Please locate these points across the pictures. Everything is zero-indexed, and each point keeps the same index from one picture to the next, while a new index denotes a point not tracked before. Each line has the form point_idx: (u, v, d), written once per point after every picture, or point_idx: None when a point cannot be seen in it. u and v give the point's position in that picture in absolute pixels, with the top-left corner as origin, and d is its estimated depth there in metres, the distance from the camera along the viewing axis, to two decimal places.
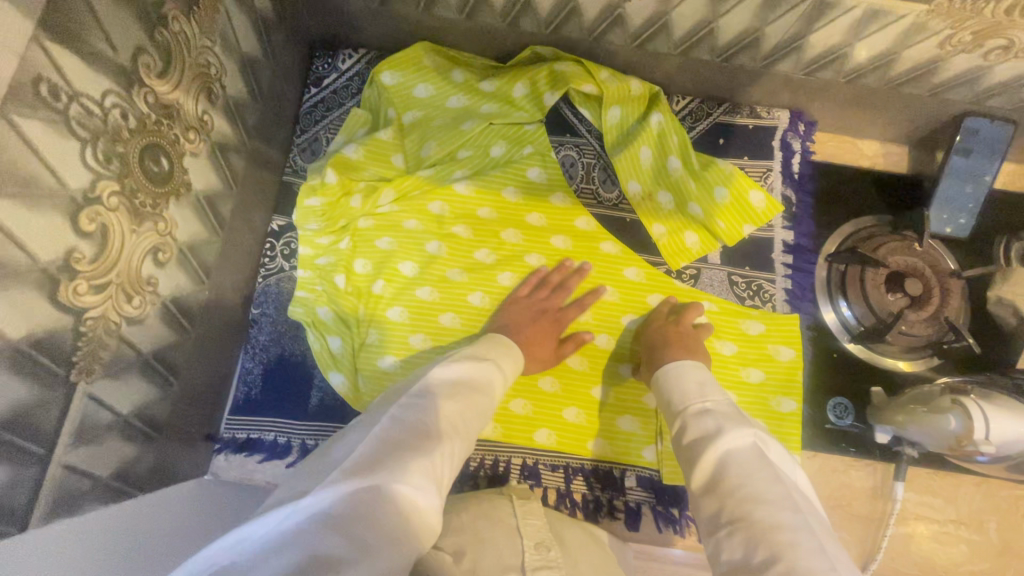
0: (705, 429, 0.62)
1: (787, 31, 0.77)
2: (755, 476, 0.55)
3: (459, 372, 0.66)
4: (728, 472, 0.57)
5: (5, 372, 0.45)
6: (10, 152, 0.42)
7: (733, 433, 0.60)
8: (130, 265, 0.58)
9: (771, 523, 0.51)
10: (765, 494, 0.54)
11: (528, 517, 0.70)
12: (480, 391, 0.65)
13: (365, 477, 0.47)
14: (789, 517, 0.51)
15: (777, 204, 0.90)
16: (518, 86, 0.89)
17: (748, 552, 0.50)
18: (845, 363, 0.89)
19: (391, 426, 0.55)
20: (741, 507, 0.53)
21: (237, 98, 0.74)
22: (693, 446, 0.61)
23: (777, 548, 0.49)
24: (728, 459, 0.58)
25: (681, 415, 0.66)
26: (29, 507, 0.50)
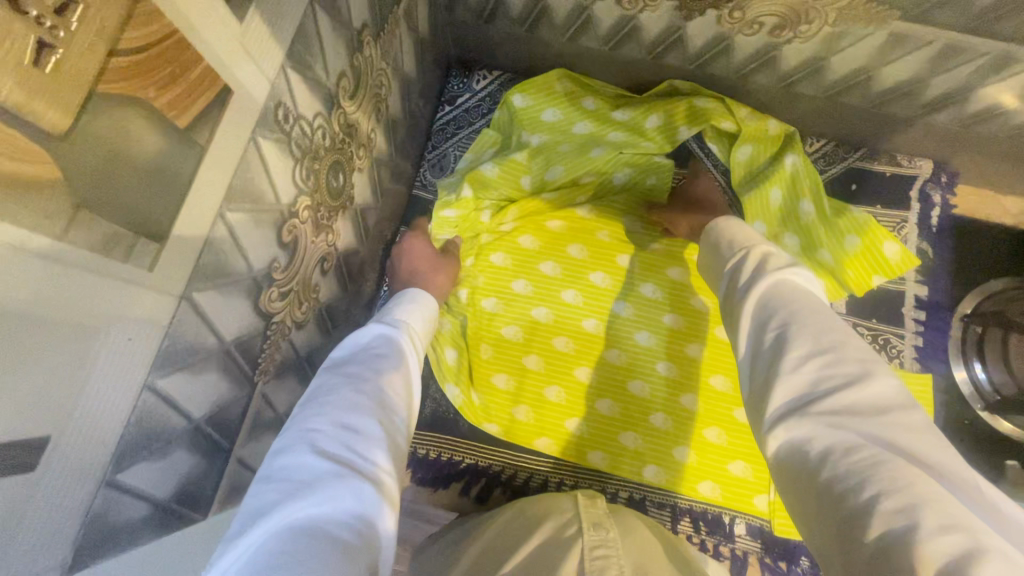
0: (758, 267, 0.54)
1: (957, 81, 0.74)
2: (809, 299, 0.49)
3: (366, 341, 0.56)
4: (779, 294, 0.50)
5: (218, 372, 0.49)
6: (254, 171, 0.45)
7: (792, 268, 0.52)
8: (307, 271, 0.61)
9: (824, 325, 0.45)
10: (809, 316, 0.46)
11: (587, 506, 0.65)
12: (387, 354, 0.55)
13: (298, 503, 0.37)
14: (844, 329, 0.46)
15: (913, 258, 0.86)
16: (652, 118, 0.88)
17: (790, 343, 0.45)
18: (978, 431, 0.84)
19: (325, 417, 0.44)
20: (793, 314, 0.47)
21: (394, 116, 0.77)
22: (749, 283, 0.53)
23: (829, 345, 0.43)
24: (781, 287, 0.50)
25: (737, 256, 0.58)
26: (212, 496, 0.53)
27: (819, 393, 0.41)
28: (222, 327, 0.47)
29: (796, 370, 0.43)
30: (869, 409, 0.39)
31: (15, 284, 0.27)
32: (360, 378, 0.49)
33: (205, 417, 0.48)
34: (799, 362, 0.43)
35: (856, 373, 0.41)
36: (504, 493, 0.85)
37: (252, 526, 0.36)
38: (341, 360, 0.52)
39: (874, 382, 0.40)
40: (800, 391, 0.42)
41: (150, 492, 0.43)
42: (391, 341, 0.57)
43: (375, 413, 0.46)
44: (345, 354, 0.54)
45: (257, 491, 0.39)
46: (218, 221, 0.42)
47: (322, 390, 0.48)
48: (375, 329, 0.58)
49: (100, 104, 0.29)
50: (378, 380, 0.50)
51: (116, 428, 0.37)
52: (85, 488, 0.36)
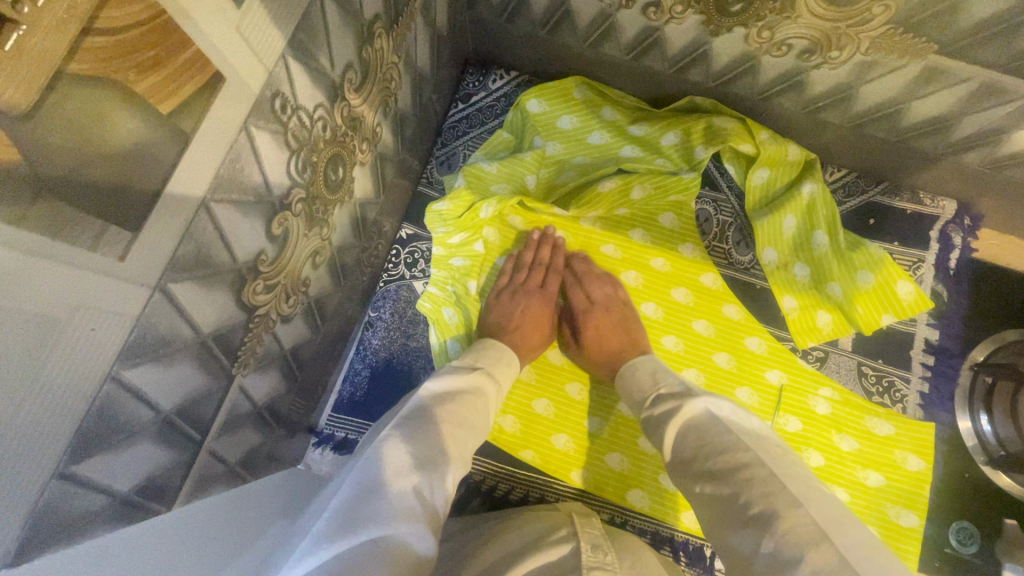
0: (668, 405, 0.61)
1: (990, 123, 0.71)
2: (709, 433, 0.55)
3: (455, 385, 0.61)
4: (687, 440, 0.56)
5: (192, 364, 0.47)
6: (244, 160, 0.43)
7: (691, 401, 0.59)
8: (297, 265, 0.59)
9: (732, 465, 0.50)
10: (721, 449, 0.52)
11: (584, 526, 0.66)
12: (472, 404, 0.60)
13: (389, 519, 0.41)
14: (748, 455, 0.50)
15: (927, 300, 0.83)
16: (670, 134, 0.87)
17: (716, 490, 0.50)
18: (978, 484, 0.81)
19: (418, 449, 0.49)
20: (703, 467, 0.53)
21: (404, 111, 0.76)
22: (659, 426, 0.61)
23: (739, 489, 0.48)
24: (683, 433, 0.57)
25: (644, 406, 0.66)
26: (178, 488, 0.52)
27: (741, 543, 0.46)
28: (200, 319, 0.45)
29: (733, 525, 0.47)
30: (787, 548, 0.42)
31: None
32: (447, 424, 0.55)
33: (176, 409, 0.47)
34: (729, 515, 0.48)
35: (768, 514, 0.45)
36: (483, 503, 0.83)
37: (349, 523, 0.40)
38: (435, 398, 0.58)
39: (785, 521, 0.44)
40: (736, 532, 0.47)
41: (108, 483, 0.42)
42: (476, 390, 0.63)
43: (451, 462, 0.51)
44: (438, 393, 0.59)
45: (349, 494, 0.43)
46: (201, 211, 0.41)
47: (418, 421, 0.54)
48: (463, 375, 0.64)
49: (71, 86, 0.28)
50: (460, 432, 0.56)
51: (72, 419, 0.36)
52: (32, 477, 0.34)
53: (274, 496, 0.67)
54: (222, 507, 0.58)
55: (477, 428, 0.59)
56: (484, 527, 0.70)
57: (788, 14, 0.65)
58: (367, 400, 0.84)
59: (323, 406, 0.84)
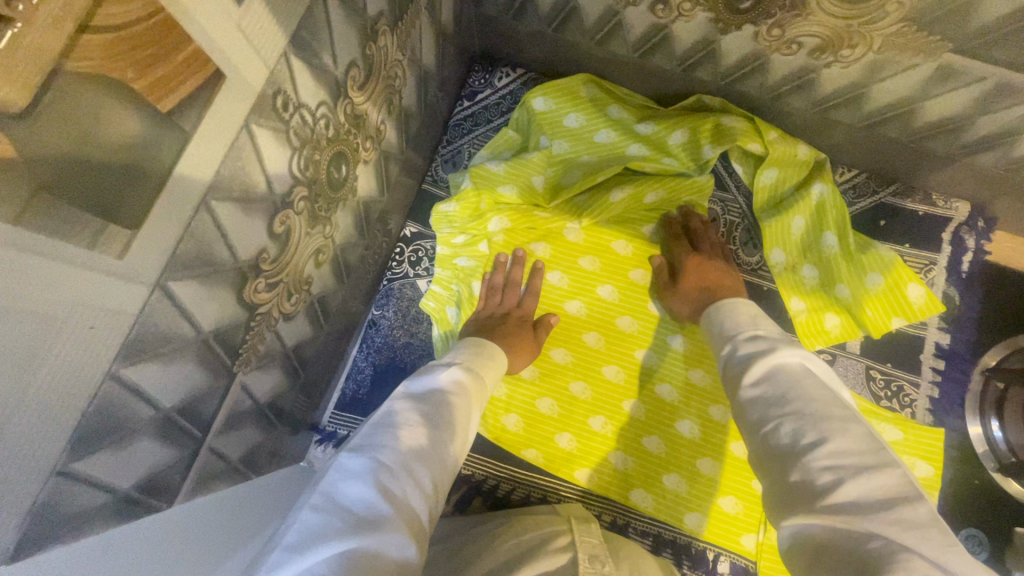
0: (754, 348, 0.59)
1: (1006, 123, 0.69)
2: (802, 381, 0.51)
3: (438, 385, 0.60)
4: (777, 376, 0.53)
5: (193, 362, 0.47)
6: (245, 158, 0.43)
7: (784, 350, 0.55)
8: (299, 262, 0.59)
9: (821, 413, 0.47)
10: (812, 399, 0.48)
11: (582, 534, 0.65)
12: (457, 404, 0.58)
13: (352, 536, 0.40)
14: (844, 411, 0.47)
15: (938, 303, 0.81)
16: (678, 133, 0.86)
17: (795, 438, 0.46)
18: (988, 492, 0.80)
19: (391, 455, 0.48)
20: (783, 407, 0.49)
21: (408, 108, 0.75)
22: (742, 363, 0.57)
23: (829, 435, 0.44)
24: (776, 369, 0.53)
25: (731, 339, 0.63)
26: (179, 484, 0.52)
27: (823, 484, 0.42)
28: (201, 317, 0.45)
29: (809, 469, 0.43)
30: (868, 506, 0.39)
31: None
32: (426, 425, 0.53)
33: (176, 407, 0.47)
34: (811, 457, 0.44)
35: (874, 463, 0.41)
36: (484, 502, 0.83)
37: (309, 544, 0.39)
38: (415, 399, 0.56)
39: (873, 477, 0.41)
40: (804, 485, 0.43)
41: (108, 481, 0.42)
42: (461, 389, 0.61)
43: (431, 466, 0.50)
44: (419, 393, 0.58)
45: (315, 509, 0.42)
46: (201, 210, 0.41)
47: (394, 424, 0.52)
48: (447, 374, 0.62)
49: (68, 85, 0.27)
50: (444, 433, 0.54)
51: (72, 417, 0.36)
52: (32, 475, 0.34)
53: (275, 492, 0.67)
54: (222, 503, 0.58)
55: (466, 428, 0.58)
56: (483, 530, 0.70)
57: (799, 11, 0.64)
58: (370, 398, 0.84)
59: (325, 403, 0.84)
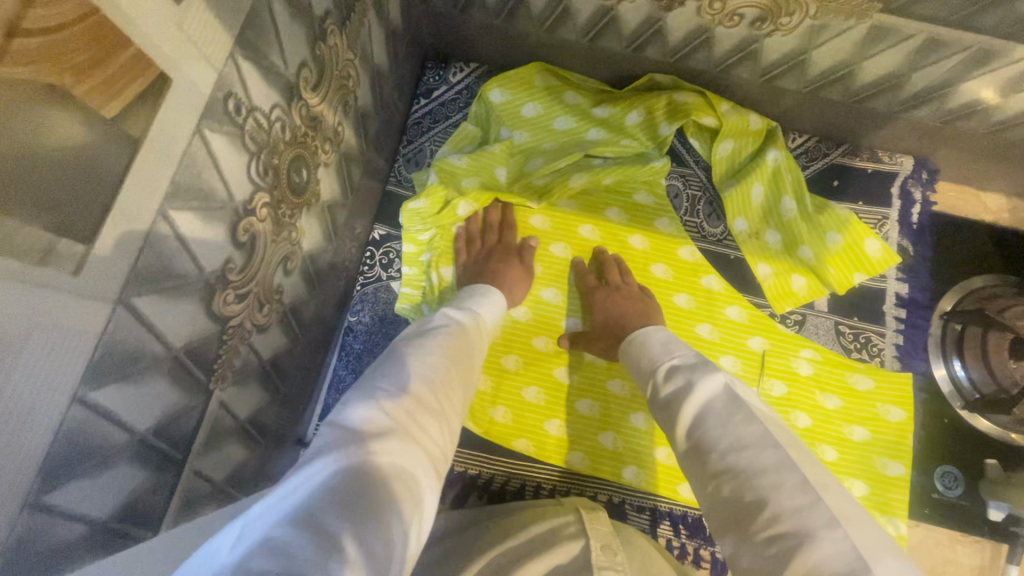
0: (676, 386, 0.59)
1: (938, 77, 0.73)
2: (730, 421, 0.50)
3: (436, 326, 0.60)
4: (704, 425, 0.52)
5: (166, 380, 0.45)
6: (201, 165, 0.42)
7: (705, 384, 0.56)
8: (268, 271, 0.58)
9: (755, 468, 0.45)
10: (745, 438, 0.48)
11: (591, 522, 0.65)
12: (459, 342, 0.59)
13: (369, 443, 0.41)
14: (773, 457, 0.45)
15: (894, 255, 0.86)
16: (633, 113, 0.88)
17: (737, 497, 0.45)
18: (957, 429, 0.84)
19: (399, 380, 0.49)
20: (724, 457, 0.48)
21: (365, 108, 0.74)
22: (671, 408, 0.57)
23: (768, 494, 0.43)
24: (703, 412, 0.53)
25: (653, 377, 0.63)
26: (163, 510, 0.50)
27: (772, 555, 0.41)
28: (169, 333, 0.44)
29: (762, 538, 0.42)
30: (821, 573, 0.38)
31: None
32: (429, 356, 0.54)
33: (152, 428, 0.45)
34: (756, 528, 0.42)
35: (797, 532, 0.40)
36: (480, 497, 0.82)
37: (331, 452, 0.40)
38: (425, 337, 0.57)
39: (813, 544, 0.39)
40: (758, 559, 0.41)
41: (86, 511, 0.40)
42: (464, 329, 0.62)
43: (440, 392, 0.51)
44: (428, 333, 0.59)
45: (332, 427, 0.43)
46: (159, 220, 0.39)
47: (407, 356, 0.53)
48: (444, 315, 0.63)
49: (4, 93, 0.26)
50: (454, 369, 0.55)
51: (41, 445, 0.34)
52: (5, 507, 0.32)
53: None
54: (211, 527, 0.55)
55: (473, 367, 0.59)
56: (484, 525, 0.69)
57: None
58: None
59: (309, 416, 0.82)
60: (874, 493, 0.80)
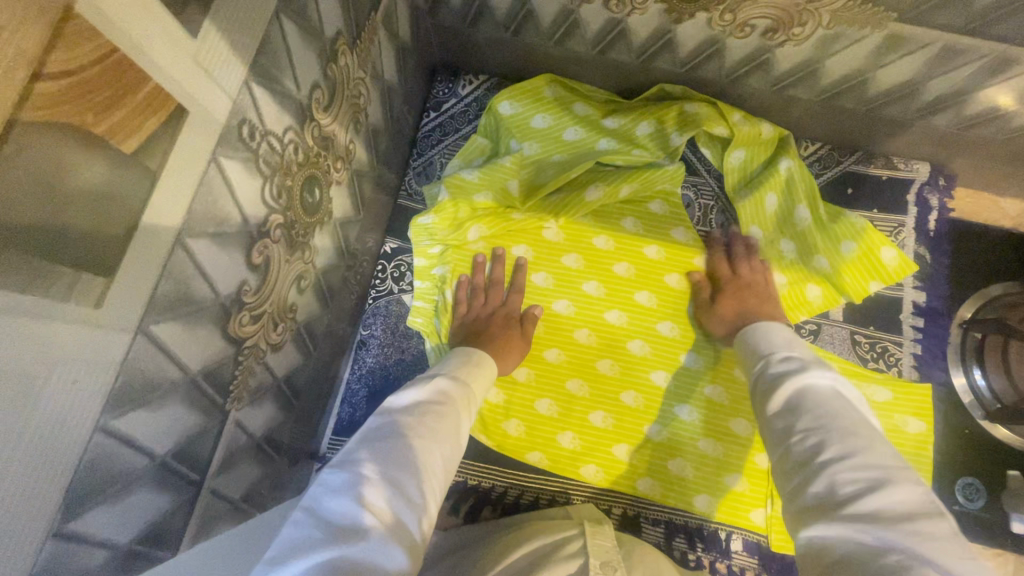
0: (790, 365, 0.59)
1: (954, 84, 0.72)
2: (832, 401, 0.52)
3: (421, 396, 0.59)
4: (806, 390, 0.54)
5: (184, 405, 0.46)
6: (215, 194, 0.43)
7: (816, 370, 0.57)
8: (282, 291, 0.58)
9: (848, 428, 0.48)
10: (836, 407, 0.51)
11: (596, 537, 0.65)
12: (441, 412, 0.58)
13: (329, 547, 0.41)
14: (869, 432, 0.49)
15: (911, 263, 0.85)
16: (644, 124, 0.88)
17: (818, 450, 0.48)
18: (978, 440, 0.82)
19: (371, 465, 0.48)
20: (816, 418, 0.51)
21: (376, 124, 0.75)
22: (773, 381, 0.59)
23: (851, 449, 0.46)
24: (803, 392, 0.54)
25: (765, 358, 0.64)
26: (182, 530, 0.51)
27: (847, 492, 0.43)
28: (187, 357, 0.44)
29: (830, 481, 0.45)
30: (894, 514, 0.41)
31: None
32: (407, 432, 0.53)
33: (171, 451, 0.46)
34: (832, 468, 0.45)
35: (877, 479, 0.43)
36: (493, 511, 0.82)
37: (291, 556, 0.41)
38: (403, 411, 0.56)
39: (891, 492, 0.42)
40: (822, 499, 0.44)
41: (109, 536, 0.40)
42: (444, 398, 0.61)
43: (416, 472, 0.50)
44: (407, 405, 0.57)
45: (297, 524, 0.44)
46: (177, 248, 0.40)
47: (379, 437, 0.52)
48: (428, 385, 0.61)
49: (25, 137, 0.27)
50: (431, 443, 0.53)
51: (64, 475, 0.35)
52: (27, 541, 0.33)
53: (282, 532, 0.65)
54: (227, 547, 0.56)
55: (454, 434, 0.57)
56: (505, 537, 0.70)
57: None
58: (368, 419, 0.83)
59: (322, 430, 0.82)
60: None
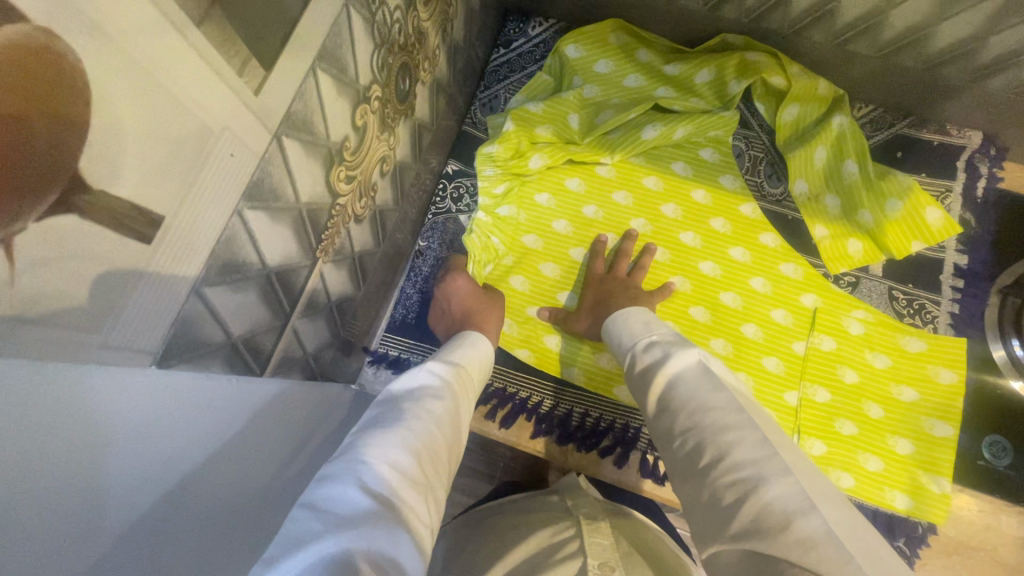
0: (652, 358, 0.61)
1: (1014, 42, 0.74)
2: (701, 386, 0.53)
3: (416, 384, 0.59)
4: (677, 389, 0.55)
5: (291, 232, 0.52)
6: (341, 38, 0.48)
7: (675, 356, 0.58)
8: (370, 165, 0.64)
9: (718, 425, 0.49)
10: (712, 402, 0.51)
11: (592, 535, 0.62)
12: (438, 398, 0.59)
13: (338, 531, 0.40)
14: (737, 417, 0.48)
15: (955, 225, 0.87)
16: (703, 72, 0.93)
17: (696, 457, 0.49)
18: (1008, 401, 0.83)
19: (373, 453, 0.48)
20: (690, 420, 0.51)
21: (457, 41, 0.81)
22: (644, 379, 0.60)
23: (727, 449, 0.47)
24: (676, 379, 0.56)
25: (631, 352, 0.66)
26: (270, 351, 0.57)
27: (729, 500, 0.44)
28: (299, 184, 0.50)
29: (717, 485, 0.46)
30: (774, 519, 0.41)
31: (144, 48, 0.29)
32: (407, 420, 0.53)
33: (276, 269, 0.52)
34: (715, 475, 0.46)
35: (752, 480, 0.43)
36: (529, 418, 0.86)
37: (292, 546, 0.38)
38: (400, 400, 0.56)
39: (772, 485, 0.42)
40: (713, 502, 0.45)
41: (225, 322, 0.47)
42: (441, 385, 0.61)
43: (419, 460, 0.50)
44: (402, 394, 0.58)
45: (297, 518, 0.41)
46: (310, 75, 0.46)
47: (378, 427, 0.52)
48: (424, 372, 0.62)
49: None
50: (432, 432, 0.54)
51: (208, 242, 0.40)
52: (178, 286, 0.39)
53: (327, 412, 0.71)
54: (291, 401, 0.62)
55: (453, 425, 0.58)
56: (505, 530, 0.69)
57: None
58: (418, 323, 0.89)
59: (376, 327, 0.88)
60: (918, 451, 0.81)
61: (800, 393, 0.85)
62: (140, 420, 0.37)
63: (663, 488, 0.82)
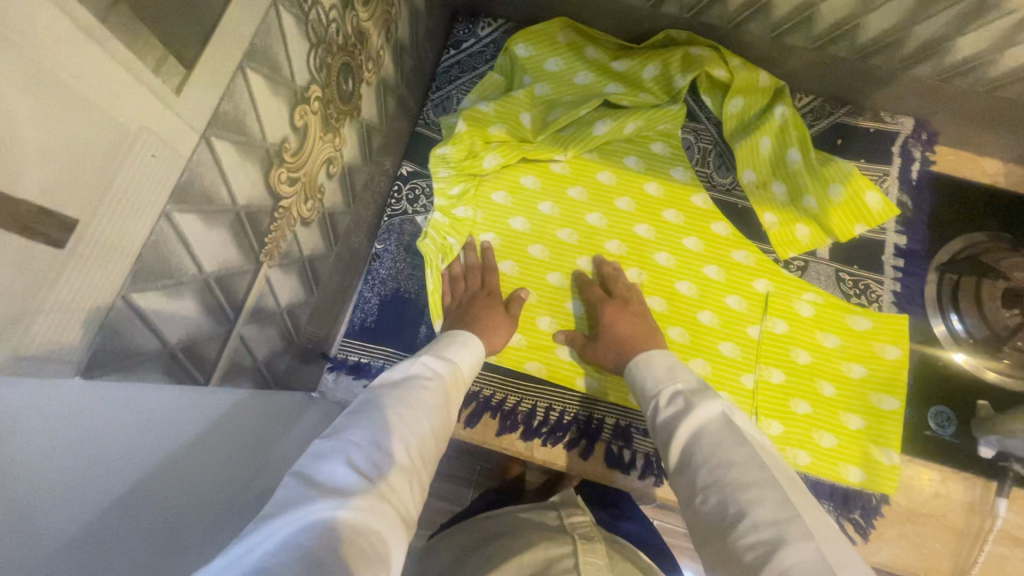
0: (675, 410, 0.61)
1: (935, 31, 0.79)
2: (727, 442, 0.54)
3: (409, 373, 0.60)
4: (699, 441, 0.56)
5: (229, 236, 0.51)
6: (272, 37, 0.48)
7: (702, 407, 0.58)
8: (314, 166, 0.63)
9: (744, 484, 0.50)
10: (734, 457, 0.52)
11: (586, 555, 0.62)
12: (429, 387, 0.60)
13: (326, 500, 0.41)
14: (761, 476, 0.50)
15: (893, 208, 0.91)
16: (650, 68, 0.95)
17: (722, 511, 0.50)
18: (950, 373, 0.87)
19: (364, 433, 0.49)
20: (712, 475, 0.52)
21: (403, 42, 0.81)
22: (667, 427, 0.60)
23: (749, 507, 0.48)
24: (697, 435, 0.56)
25: (655, 398, 0.65)
26: (215, 360, 0.55)
27: (750, 560, 0.45)
28: (234, 185, 0.49)
29: (740, 544, 0.47)
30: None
31: (36, 40, 0.28)
32: (398, 406, 0.54)
33: (214, 274, 0.50)
34: (738, 537, 0.47)
35: (774, 539, 0.45)
36: (495, 416, 0.86)
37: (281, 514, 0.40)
38: (393, 387, 0.57)
39: (792, 548, 0.44)
40: (737, 558, 0.46)
41: (159, 329, 0.45)
42: (433, 376, 0.62)
43: (407, 443, 0.51)
44: (394, 382, 0.58)
45: (289, 490, 0.42)
46: (239, 74, 0.45)
47: (370, 409, 0.53)
48: (417, 363, 0.63)
49: None
50: (421, 419, 0.55)
51: (132, 250, 0.39)
52: (103, 291, 0.38)
53: (284, 422, 0.69)
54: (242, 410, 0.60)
55: (443, 413, 0.58)
56: (491, 544, 0.68)
57: None
58: (378, 326, 0.88)
59: (335, 333, 0.88)
60: (868, 426, 0.84)
61: (757, 375, 0.87)
62: (76, 437, 0.36)
63: (628, 476, 0.83)
